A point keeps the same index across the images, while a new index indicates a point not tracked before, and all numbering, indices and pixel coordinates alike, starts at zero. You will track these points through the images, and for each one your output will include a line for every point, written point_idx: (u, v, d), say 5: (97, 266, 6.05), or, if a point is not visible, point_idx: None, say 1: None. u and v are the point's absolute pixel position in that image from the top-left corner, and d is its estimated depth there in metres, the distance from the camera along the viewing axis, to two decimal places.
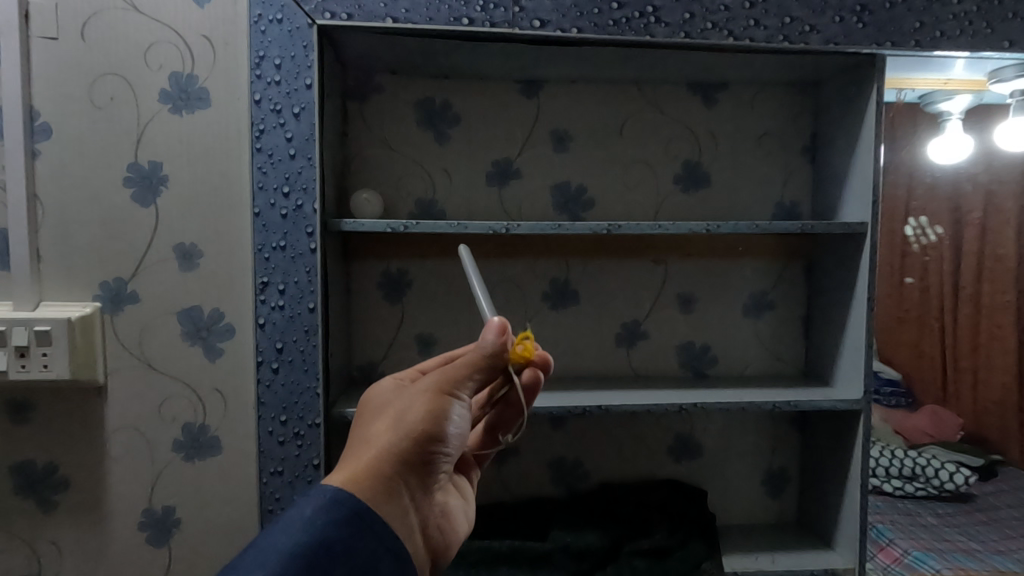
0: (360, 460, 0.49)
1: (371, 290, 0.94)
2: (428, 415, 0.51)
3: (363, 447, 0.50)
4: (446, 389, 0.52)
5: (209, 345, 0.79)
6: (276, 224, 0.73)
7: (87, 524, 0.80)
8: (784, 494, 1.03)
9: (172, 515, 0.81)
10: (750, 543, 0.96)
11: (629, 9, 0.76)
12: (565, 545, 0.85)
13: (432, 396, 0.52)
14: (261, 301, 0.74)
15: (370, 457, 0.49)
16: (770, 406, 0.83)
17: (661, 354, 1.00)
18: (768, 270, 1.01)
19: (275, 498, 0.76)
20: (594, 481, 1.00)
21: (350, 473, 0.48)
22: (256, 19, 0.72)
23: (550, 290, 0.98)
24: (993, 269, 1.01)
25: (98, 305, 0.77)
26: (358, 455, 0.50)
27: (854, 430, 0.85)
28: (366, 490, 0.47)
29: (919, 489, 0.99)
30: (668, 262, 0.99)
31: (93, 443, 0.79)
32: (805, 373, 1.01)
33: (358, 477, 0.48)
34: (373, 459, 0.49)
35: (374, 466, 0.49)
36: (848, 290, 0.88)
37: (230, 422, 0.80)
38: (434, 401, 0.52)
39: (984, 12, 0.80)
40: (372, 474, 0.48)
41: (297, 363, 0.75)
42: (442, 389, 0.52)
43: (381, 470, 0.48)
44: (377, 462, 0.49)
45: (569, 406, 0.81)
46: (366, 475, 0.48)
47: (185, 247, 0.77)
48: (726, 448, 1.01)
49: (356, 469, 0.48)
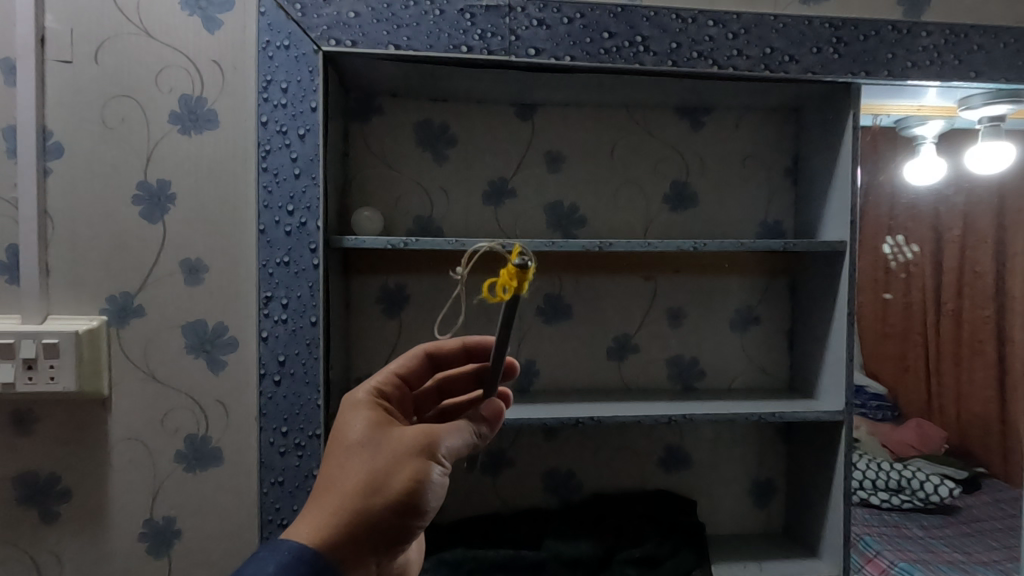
0: (334, 517, 0.50)
1: (370, 305, 0.97)
2: (410, 493, 0.52)
3: (337, 502, 0.50)
4: (431, 452, 0.54)
5: (212, 358, 0.81)
6: (280, 241, 0.76)
7: (86, 535, 0.82)
8: (771, 504, 1.05)
9: (173, 525, 0.82)
10: (738, 551, 0.98)
11: (619, 38, 0.81)
12: (560, 554, 0.87)
13: (418, 458, 0.53)
14: (265, 315, 0.76)
15: (344, 519, 0.50)
16: (755, 417, 0.86)
17: (652, 368, 1.03)
18: (753, 287, 1.04)
19: (276, 508, 0.78)
20: (586, 491, 1.02)
21: (318, 528, 0.49)
22: (265, 46, 0.76)
23: (545, 305, 1.01)
24: (973, 284, 1.04)
25: (105, 318, 0.79)
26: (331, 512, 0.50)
27: (837, 441, 0.89)
28: (337, 549, 0.49)
29: (905, 501, 1.03)
30: (657, 278, 1.03)
31: (95, 454, 0.81)
32: (790, 385, 1.05)
33: (330, 541, 0.49)
34: (347, 526, 0.50)
35: (349, 530, 0.50)
36: (829, 305, 0.91)
37: (231, 433, 0.82)
38: (419, 477, 0.52)
39: (952, 45, 0.85)
40: (347, 541, 0.49)
41: (299, 374, 0.77)
42: (428, 451, 0.54)
43: (356, 536, 0.50)
44: (353, 527, 0.50)
45: (563, 418, 0.84)
46: (342, 540, 0.49)
47: (191, 263, 0.80)
48: (715, 459, 1.04)
49: (328, 532, 0.49)
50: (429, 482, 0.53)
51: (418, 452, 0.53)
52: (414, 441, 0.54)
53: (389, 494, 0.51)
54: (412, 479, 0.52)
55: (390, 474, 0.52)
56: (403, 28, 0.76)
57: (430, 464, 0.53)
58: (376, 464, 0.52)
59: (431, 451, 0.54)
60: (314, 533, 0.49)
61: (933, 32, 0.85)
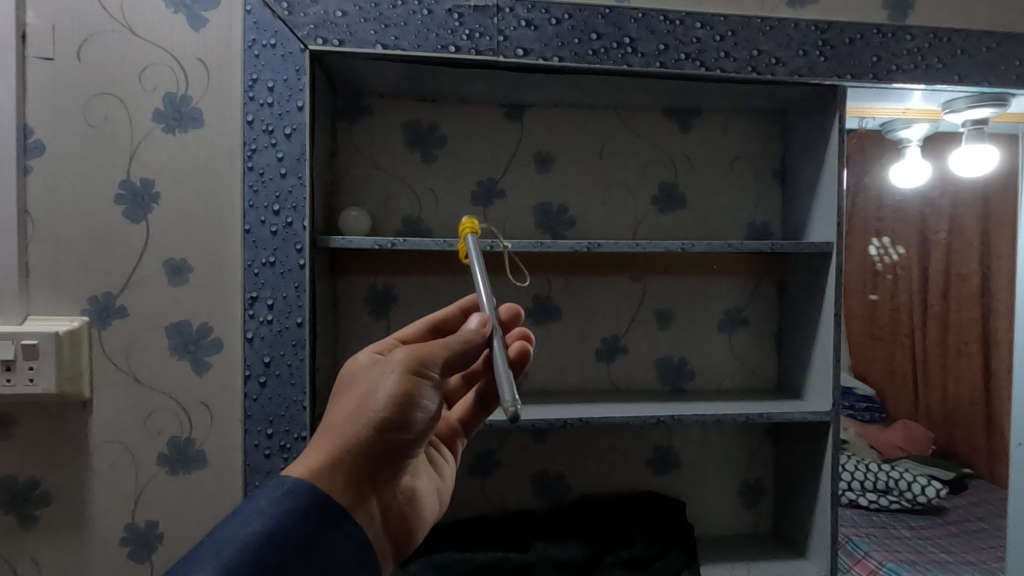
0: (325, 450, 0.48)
1: (358, 306, 0.96)
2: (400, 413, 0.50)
3: (328, 433, 0.49)
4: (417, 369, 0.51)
5: (197, 359, 0.80)
6: (266, 241, 0.76)
7: (66, 539, 0.80)
8: (760, 505, 1.06)
9: (155, 530, 0.81)
10: (726, 553, 0.98)
11: (607, 40, 0.81)
12: (548, 556, 0.87)
13: (401, 376, 0.50)
14: (250, 316, 0.75)
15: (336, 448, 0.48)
16: (743, 418, 0.86)
17: (641, 369, 1.03)
18: (742, 288, 1.05)
19: None
20: (575, 492, 1.02)
21: (311, 462, 0.48)
22: (250, 44, 0.75)
23: (534, 306, 1.01)
24: (958, 287, 1.05)
25: (87, 319, 0.78)
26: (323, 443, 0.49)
27: (824, 441, 0.89)
28: (328, 481, 0.47)
29: (893, 502, 1.04)
30: (646, 279, 1.03)
31: (76, 457, 0.79)
32: (778, 386, 1.05)
33: (318, 471, 0.47)
34: (337, 453, 0.48)
35: (340, 458, 0.48)
36: (817, 306, 0.92)
37: (216, 436, 0.81)
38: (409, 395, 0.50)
39: (935, 49, 0.86)
40: (337, 470, 0.48)
41: (284, 376, 0.76)
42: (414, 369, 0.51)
43: (349, 464, 0.48)
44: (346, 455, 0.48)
45: (552, 419, 0.84)
46: (331, 467, 0.47)
47: (175, 262, 0.79)
48: (704, 460, 1.04)
49: (317, 462, 0.48)
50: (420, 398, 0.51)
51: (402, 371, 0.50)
52: (397, 360, 0.51)
53: (375, 416, 0.49)
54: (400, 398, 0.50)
55: (375, 399, 0.50)
56: (391, 27, 0.76)
57: (416, 381, 0.51)
58: (362, 389, 0.51)
59: (416, 367, 0.51)
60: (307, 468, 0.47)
61: (917, 36, 0.85)
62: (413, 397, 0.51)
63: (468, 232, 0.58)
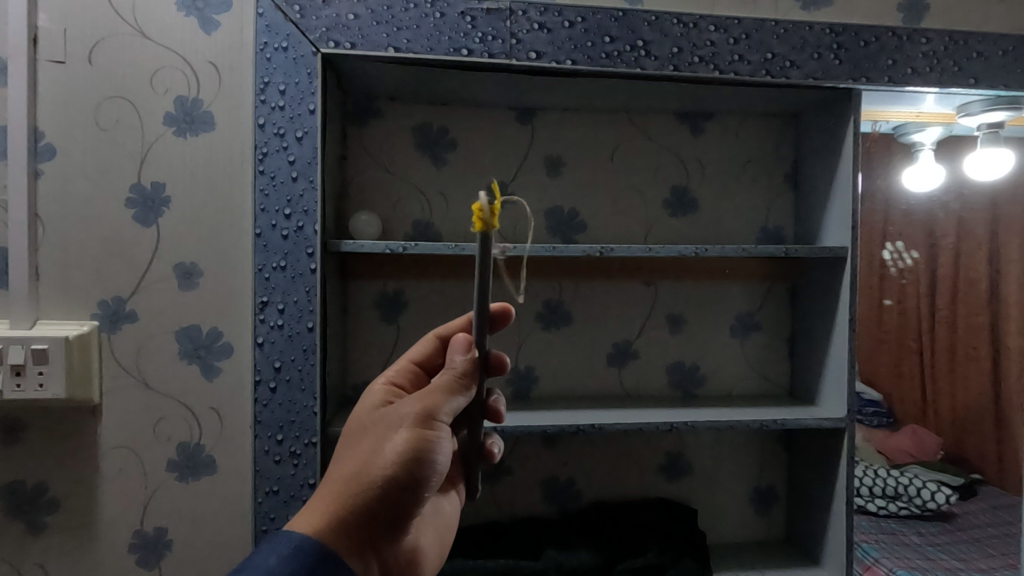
0: (331, 506, 0.52)
1: (367, 310, 0.96)
2: (404, 471, 0.53)
3: (333, 489, 0.53)
4: (421, 425, 0.55)
5: (207, 364, 0.79)
6: (277, 245, 0.75)
7: (75, 546, 0.79)
8: (772, 512, 1.04)
9: (164, 536, 0.80)
10: (739, 561, 0.97)
11: (621, 43, 0.80)
12: (560, 563, 0.86)
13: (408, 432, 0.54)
14: (261, 320, 0.75)
15: (341, 505, 0.52)
16: (757, 424, 0.85)
17: (651, 374, 1.02)
18: (753, 292, 1.04)
19: (270, 516, 0.76)
20: (586, 499, 1.01)
21: (317, 518, 0.51)
22: (262, 47, 0.75)
23: (544, 310, 1.00)
24: (968, 292, 1.04)
25: (97, 323, 0.77)
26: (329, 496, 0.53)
27: (840, 448, 0.88)
28: (332, 539, 0.51)
29: (902, 508, 1.02)
30: (657, 283, 1.02)
31: (85, 463, 0.79)
32: (790, 392, 1.04)
33: (324, 524, 0.51)
34: (339, 511, 0.52)
35: (344, 516, 0.51)
36: (830, 310, 0.91)
37: (225, 441, 0.80)
38: (412, 451, 0.54)
39: (951, 51, 0.85)
40: (342, 523, 0.51)
41: (294, 382, 0.75)
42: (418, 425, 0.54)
43: (353, 521, 0.52)
44: (350, 512, 0.52)
45: (563, 425, 0.83)
46: (335, 526, 0.51)
47: (185, 267, 0.78)
48: (715, 467, 1.03)
49: (322, 515, 0.51)
50: (425, 454, 0.54)
51: (406, 425, 0.55)
52: (404, 415, 0.55)
53: (379, 474, 0.53)
54: (403, 455, 0.53)
55: (379, 456, 0.53)
56: (403, 30, 0.76)
57: (420, 436, 0.54)
58: (366, 445, 0.55)
59: (421, 419, 0.55)
60: (312, 525, 0.51)
61: (933, 39, 0.85)
62: (418, 453, 0.54)
63: (483, 231, 0.43)
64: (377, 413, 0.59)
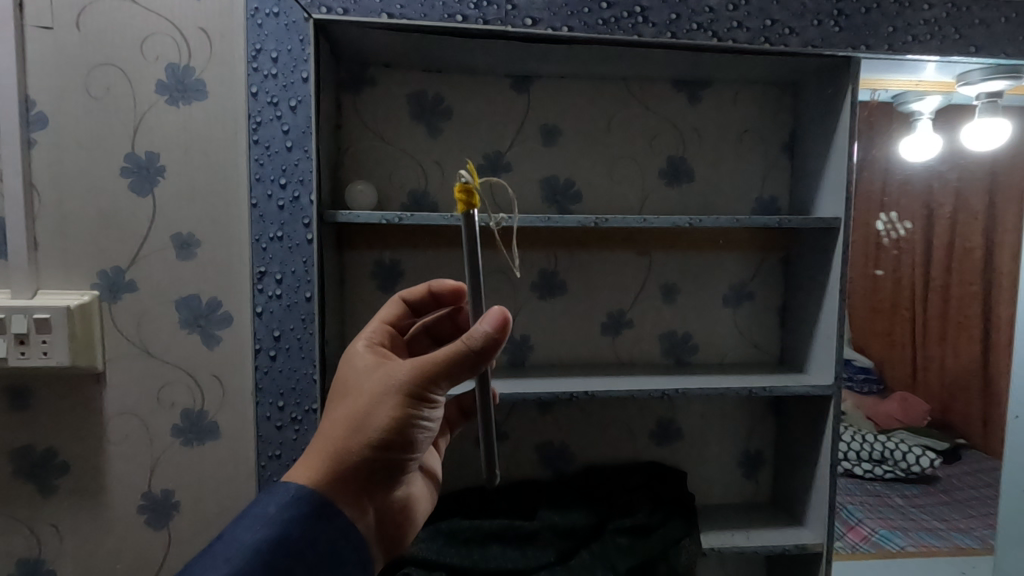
0: (324, 460, 0.51)
1: (364, 280, 0.97)
2: (398, 434, 0.51)
3: (324, 443, 0.51)
4: (416, 391, 0.51)
5: (207, 333, 0.81)
6: (273, 215, 0.75)
7: (85, 506, 0.82)
8: (760, 475, 1.08)
9: (171, 498, 0.83)
10: (726, 521, 1.01)
11: (617, 9, 0.79)
12: (554, 524, 0.89)
13: (401, 397, 0.51)
14: (259, 290, 0.76)
15: (331, 462, 0.51)
16: (746, 391, 0.88)
17: (645, 343, 1.04)
18: (747, 262, 1.05)
19: (273, 479, 0.79)
20: (579, 463, 1.04)
21: (311, 472, 0.51)
22: (253, 13, 0.73)
23: (540, 280, 1.01)
24: (963, 260, 1.04)
25: (97, 292, 0.79)
26: (321, 449, 0.51)
27: (826, 414, 0.90)
28: (326, 493, 0.50)
29: (888, 471, 1.06)
30: (652, 253, 1.03)
31: (92, 428, 0.81)
32: (780, 360, 1.06)
33: (319, 479, 0.50)
34: (333, 466, 0.51)
35: (337, 472, 0.51)
36: (822, 280, 0.92)
37: (228, 407, 0.82)
38: (406, 416, 0.51)
39: (953, 19, 0.84)
40: (335, 478, 0.51)
41: (294, 350, 0.77)
42: (412, 391, 0.51)
43: (347, 476, 0.51)
44: (343, 468, 0.51)
45: (557, 393, 0.85)
46: (330, 480, 0.50)
47: (182, 237, 0.79)
48: (706, 432, 1.06)
49: (317, 470, 0.51)
50: (417, 420, 0.52)
51: (403, 395, 0.51)
52: (398, 380, 0.51)
53: (372, 435, 0.51)
54: (396, 420, 0.51)
55: (371, 418, 0.51)
56: None
57: (413, 402, 0.51)
58: (358, 404, 0.52)
59: (416, 386, 0.51)
60: (307, 478, 0.50)
61: (935, 5, 0.83)
62: (411, 418, 0.51)
63: (467, 211, 0.47)
64: (371, 373, 0.54)
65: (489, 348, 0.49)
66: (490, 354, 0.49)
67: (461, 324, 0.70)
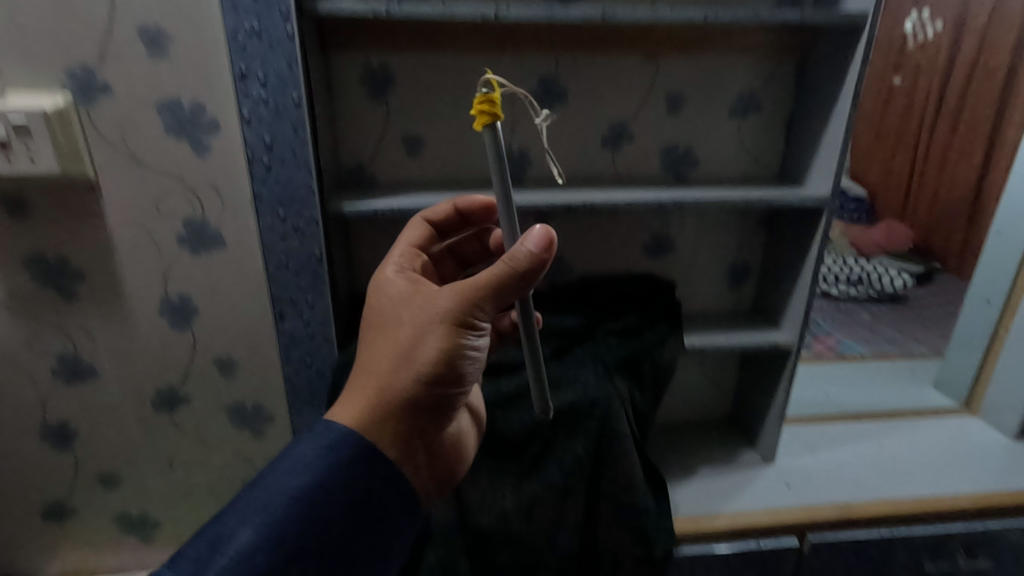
0: (368, 399, 0.52)
1: (352, 86, 0.91)
2: (449, 335, 0.52)
3: (362, 388, 0.52)
4: (472, 294, 0.52)
5: (196, 140, 0.78)
6: (247, 4, 0.68)
7: (109, 310, 0.87)
8: (744, 285, 1.14)
9: (189, 302, 0.88)
10: (708, 324, 1.10)
11: None
12: (548, 326, 0.93)
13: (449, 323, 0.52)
14: (244, 94, 0.71)
15: (375, 405, 0.51)
16: (743, 202, 0.88)
17: (645, 157, 1.02)
18: (761, 69, 0.99)
19: (283, 286, 0.82)
20: (574, 275, 1.09)
21: (354, 414, 0.51)
22: None
23: (539, 88, 0.95)
24: (981, 73, 1.44)
25: (69, 95, 0.74)
26: (365, 381, 0.52)
27: (818, 225, 0.92)
28: (372, 435, 0.51)
29: (866, 292, 1.46)
30: (660, 58, 0.96)
31: (98, 237, 0.82)
32: (780, 174, 1.06)
33: (366, 420, 0.51)
34: (375, 419, 0.51)
35: (382, 408, 0.51)
36: (837, 86, 0.88)
37: (229, 217, 0.83)
38: (457, 343, 0.53)
39: None
40: (382, 426, 0.51)
41: (288, 159, 0.75)
42: (467, 295, 0.52)
43: (398, 429, 0.52)
44: (390, 417, 0.52)
45: (556, 204, 0.85)
46: (378, 421, 0.51)
47: (149, 31, 0.72)
48: (699, 245, 1.10)
49: (364, 412, 0.51)
50: (473, 321, 0.53)
51: (449, 322, 0.52)
52: (443, 303, 0.53)
53: (422, 371, 0.52)
54: (449, 351, 0.52)
55: (420, 344, 0.52)
56: None
57: (464, 320, 0.53)
58: (399, 334, 0.53)
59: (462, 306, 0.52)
60: (351, 419, 0.51)
61: None
62: (459, 341, 0.53)
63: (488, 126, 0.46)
64: (408, 304, 0.55)
65: (534, 270, 0.51)
66: (536, 273, 0.52)
67: (487, 244, 0.76)
